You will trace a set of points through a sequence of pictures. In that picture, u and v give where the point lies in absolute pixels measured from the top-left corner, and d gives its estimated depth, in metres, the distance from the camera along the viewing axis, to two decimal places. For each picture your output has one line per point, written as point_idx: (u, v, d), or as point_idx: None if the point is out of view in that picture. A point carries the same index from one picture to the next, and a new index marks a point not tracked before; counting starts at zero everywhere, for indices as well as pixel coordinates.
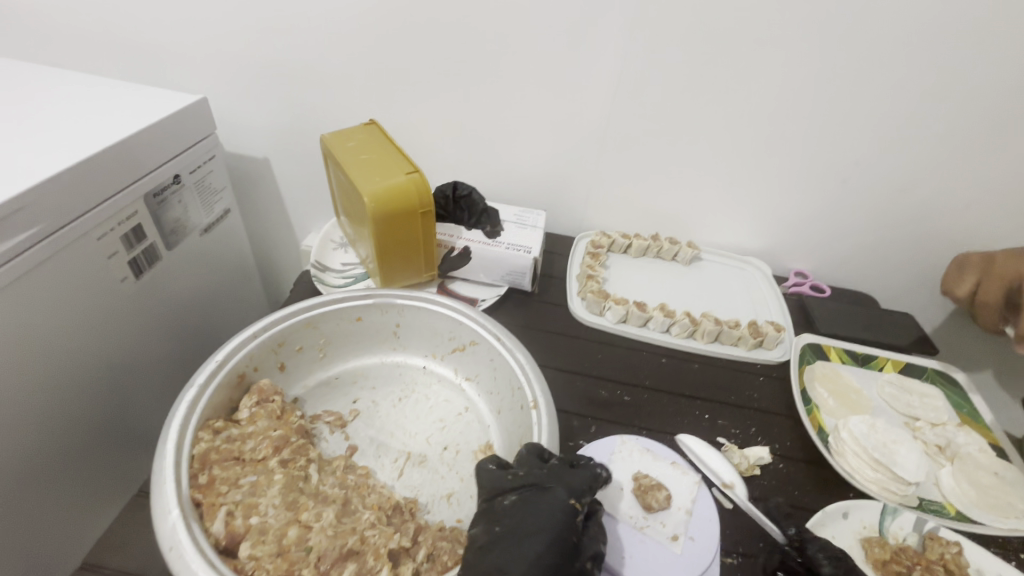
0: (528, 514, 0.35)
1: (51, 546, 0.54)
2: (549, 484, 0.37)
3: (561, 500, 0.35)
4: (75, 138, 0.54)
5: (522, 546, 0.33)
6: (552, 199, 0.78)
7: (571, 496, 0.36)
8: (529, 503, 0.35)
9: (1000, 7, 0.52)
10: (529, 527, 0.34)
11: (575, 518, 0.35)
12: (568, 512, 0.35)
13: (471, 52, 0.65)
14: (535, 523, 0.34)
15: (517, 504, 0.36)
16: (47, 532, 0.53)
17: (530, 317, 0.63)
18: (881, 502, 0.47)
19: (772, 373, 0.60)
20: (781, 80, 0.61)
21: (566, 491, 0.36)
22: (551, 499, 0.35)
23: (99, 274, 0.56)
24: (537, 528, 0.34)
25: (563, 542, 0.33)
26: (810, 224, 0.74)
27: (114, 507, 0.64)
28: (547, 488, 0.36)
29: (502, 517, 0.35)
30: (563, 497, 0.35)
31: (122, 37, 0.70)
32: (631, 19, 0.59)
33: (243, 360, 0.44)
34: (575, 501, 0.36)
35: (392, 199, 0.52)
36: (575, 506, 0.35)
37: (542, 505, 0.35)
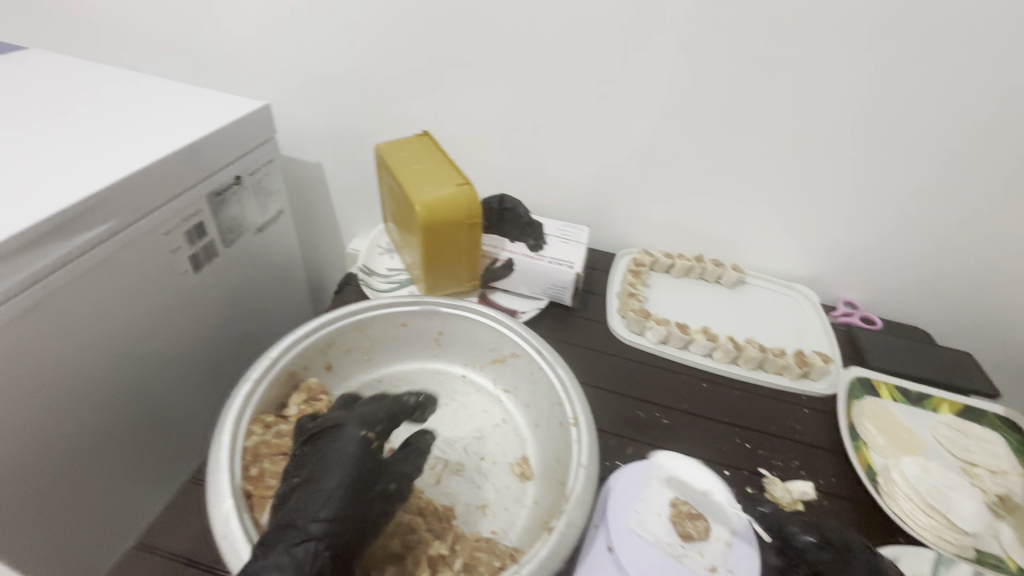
0: (313, 466, 0.36)
1: (106, 522, 0.58)
2: (341, 424, 0.38)
3: (353, 437, 0.37)
4: (151, 139, 0.58)
5: (315, 493, 0.34)
6: (595, 215, 0.78)
7: (362, 429, 0.38)
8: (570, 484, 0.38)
9: None
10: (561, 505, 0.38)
11: (367, 448, 0.37)
12: (356, 445, 0.36)
13: (524, 68, 0.66)
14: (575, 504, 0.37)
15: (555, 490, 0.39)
16: (101, 509, 0.57)
17: (569, 331, 0.63)
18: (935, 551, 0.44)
19: (818, 405, 0.58)
20: (840, 104, 0.59)
21: (358, 425, 0.38)
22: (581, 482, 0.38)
23: (162, 267, 0.59)
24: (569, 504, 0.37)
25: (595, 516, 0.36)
26: (864, 253, 0.71)
27: (167, 489, 0.68)
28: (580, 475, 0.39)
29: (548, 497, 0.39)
30: (353, 434, 0.37)
31: (196, 45, 0.74)
32: (686, 39, 0.59)
33: (294, 359, 0.46)
34: (368, 434, 0.38)
35: (442, 208, 0.53)
36: (365, 439, 0.37)
37: (330, 456, 0.36)
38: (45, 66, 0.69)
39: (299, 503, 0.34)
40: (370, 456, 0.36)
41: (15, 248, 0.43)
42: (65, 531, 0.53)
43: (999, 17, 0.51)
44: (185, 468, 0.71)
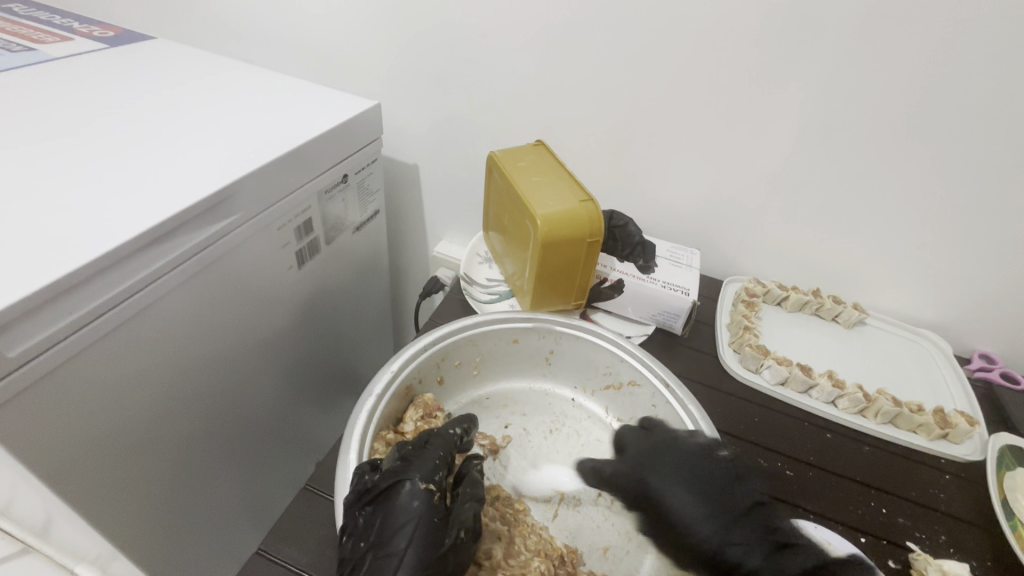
0: (378, 527, 0.32)
1: (205, 507, 0.60)
2: (402, 476, 0.34)
3: (414, 491, 0.33)
4: (273, 135, 0.58)
5: (388, 557, 0.31)
6: (701, 238, 0.73)
7: (424, 481, 0.34)
8: (673, 470, 0.38)
9: None
10: (678, 478, 0.37)
11: (433, 503, 0.33)
12: (422, 501, 0.33)
13: (648, 81, 0.63)
14: (683, 499, 0.36)
15: (668, 486, 0.37)
16: (202, 494, 0.59)
17: (678, 362, 0.59)
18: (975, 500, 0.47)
19: (961, 472, 0.52)
20: (1018, 137, 0.53)
21: (418, 476, 0.34)
22: (666, 470, 0.38)
23: (273, 261, 0.60)
24: (683, 489, 0.36)
25: (700, 480, 0.36)
26: (1012, 304, 0.63)
27: (260, 479, 0.69)
28: (654, 474, 0.38)
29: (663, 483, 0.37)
30: (414, 489, 0.33)
31: (312, 42, 0.75)
32: (840, 58, 0.54)
33: (411, 372, 0.44)
34: (430, 485, 0.34)
35: (564, 224, 0.51)
36: (429, 492, 0.34)
37: (396, 518, 0.32)
38: (175, 58, 0.72)
39: (376, 570, 0.31)
40: (435, 510, 0.33)
41: (152, 241, 0.44)
42: (169, 514, 0.55)
43: None
44: (278, 459, 0.72)
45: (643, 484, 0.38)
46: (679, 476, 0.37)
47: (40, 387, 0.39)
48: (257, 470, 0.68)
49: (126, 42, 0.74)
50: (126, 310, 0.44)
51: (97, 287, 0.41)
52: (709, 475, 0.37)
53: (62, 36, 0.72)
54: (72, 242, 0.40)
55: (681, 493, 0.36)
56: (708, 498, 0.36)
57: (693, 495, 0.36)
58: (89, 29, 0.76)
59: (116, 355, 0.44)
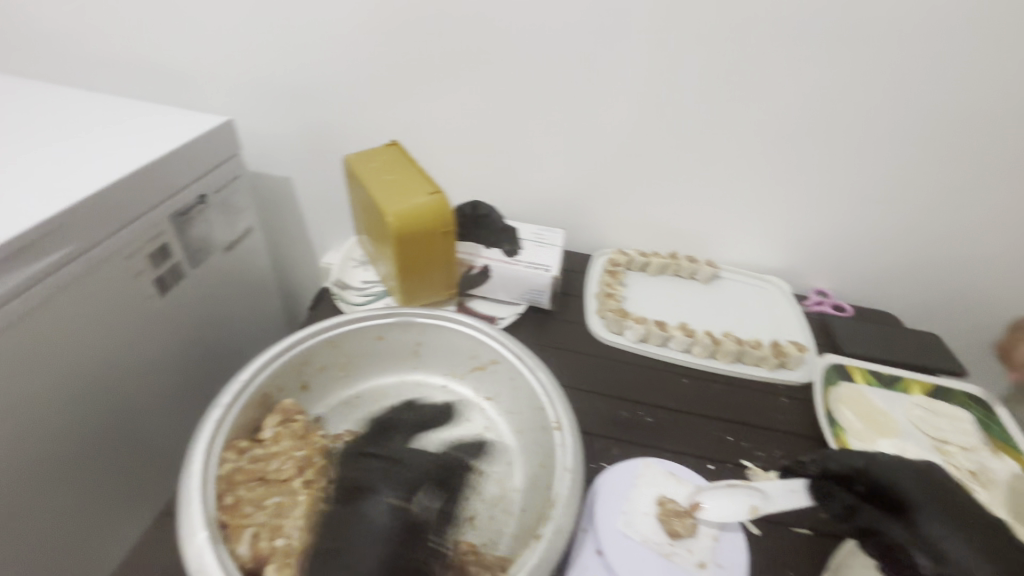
0: None
1: (72, 554, 0.56)
2: None
3: None
4: (109, 160, 0.56)
5: None
6: (569, 218, 0.78)
7: None
8: (941, 496, 0.38)
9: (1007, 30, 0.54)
10: (924, 496, 0.38)
11: None
12: None
13: (493, 73, 0.66)
14: (943, 516, 0.37)
15: (923, 499, 0.38)
16: (71, 538, 0.56)
17: (549, 336, 0.63)
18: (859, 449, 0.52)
19: (796, 394, 0.59)
20: (805, 95, 0.61)
21: None
22: (943, 498, 0.38)
23: (127, 291, 0.57)
24: (937, 514, 0.37)
25: (928, 499, 0.38)
26: (831, 244, 0.73)
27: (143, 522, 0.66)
28: (896, 478, 0.40)
29: (930, 506, 0.38)
30: None
31: (154, 63, 0.72)
32: (653, 38, 0.60)
33: (266, 381, 0.44)
34: None
35: (415, 218, 0.53)
36: None
37: None
38: None
39: None
40: None
41: None
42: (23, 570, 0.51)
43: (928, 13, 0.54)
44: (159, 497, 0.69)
45: (891, 486, 0.39)
46: (929, 492, 0.38)
47: None
48: (138, 507, 0.65)
49: None
50: None
51: None
52: (950, 498, 0.38)
53: None
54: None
55: (933, 509, 0.38)
56: (954, 519, 0.37)
57: (953, 517, 0.37)
58: None
59: None
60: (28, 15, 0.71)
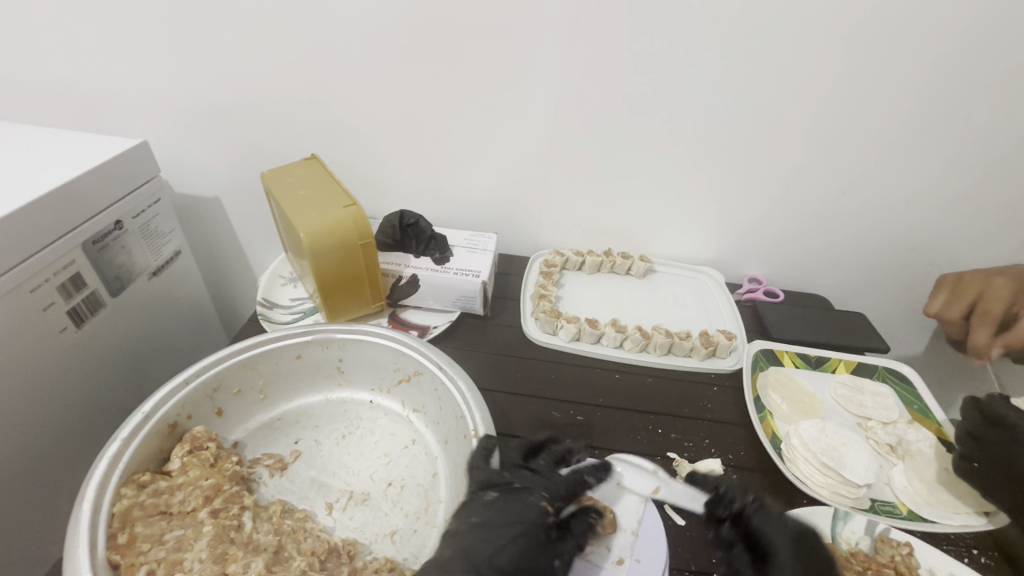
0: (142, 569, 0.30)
1: None
2: None
3: None
4: (7, 189, 0.54)
5: None
6: (505, 221, 0.79)
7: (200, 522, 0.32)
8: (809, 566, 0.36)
9: (898, 21, 0.55)
10: (784, 562, 0.37)
11: None
12: None
13: (414, 81, 0.66)
14: None
15: (786, 562, 0.37)
16: None
17: (483, 341, 0.63)
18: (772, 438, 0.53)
19: (726, 382, 0.60)
20: (719, 88, 0.62)
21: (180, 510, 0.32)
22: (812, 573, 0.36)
23: (36, 325, 0.55)
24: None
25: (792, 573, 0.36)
26: (760, 233, 0.75)
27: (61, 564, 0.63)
28: (768, 531, 0.39)
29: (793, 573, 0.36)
30: None
31: (64, 89, 0.70)
32: (566, 39, 0.61)
33: (174, 409, 0.43)
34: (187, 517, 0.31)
35: (329, 232, 0.52)
36: None
37: None
38: None
39: None
40: None
41: None
42: None
43: (827, 9, 0.55)
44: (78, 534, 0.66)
45: (760, 534, 0.39)
46: (801, 557, 0.37)
47: None
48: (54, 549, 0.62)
49: None
50: None
51: None
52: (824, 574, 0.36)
53: None
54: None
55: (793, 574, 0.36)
56: None
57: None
58: None
59: None
60: None
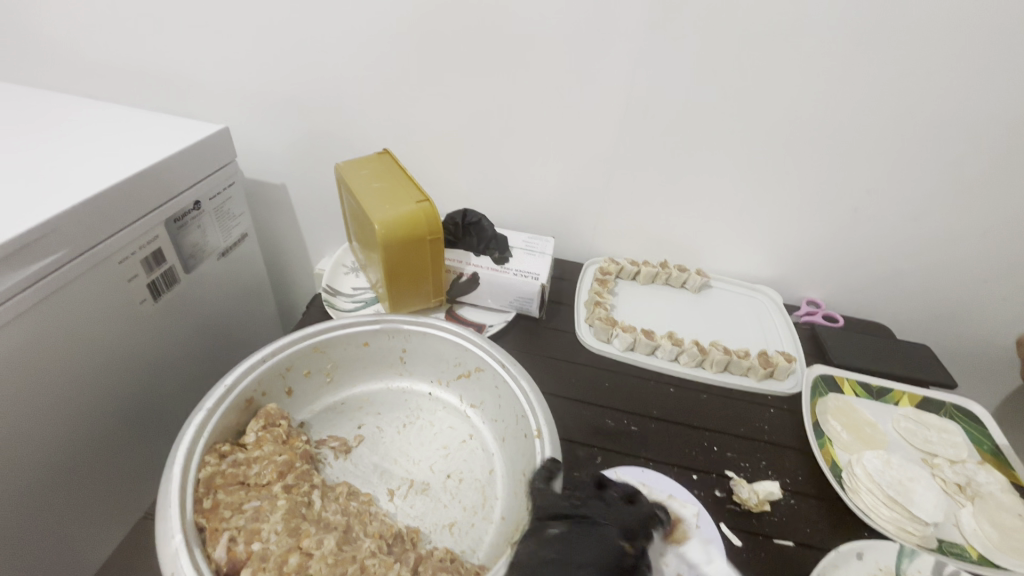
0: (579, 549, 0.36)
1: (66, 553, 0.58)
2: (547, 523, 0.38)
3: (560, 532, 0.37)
4: (105, 165, 0.57)
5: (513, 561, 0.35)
6: (562, 226, 0.79)
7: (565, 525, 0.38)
8: None
9: (992, 45, 0.54)
10: None
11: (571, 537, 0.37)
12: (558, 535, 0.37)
13: (484, 81, 0.67)
14: None
15: None
16: (62, 541, 0.57)
17: (537, 343, 0.63)
18: (832, 468, 0.52)
19: (783, 405, 0.59)
20: (793, 104, 0.61)
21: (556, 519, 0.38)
22: None
23: (119, 295, 0.58)
24: None
25: None
26: (823, 255, 0.74)
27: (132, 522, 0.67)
28: None
29: None
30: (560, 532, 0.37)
31: (152, 73, 0.74)
32: (640, 47, 0.61)
33: (251, 385, 0.45)
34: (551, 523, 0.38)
35: (402, 225, 0.53)
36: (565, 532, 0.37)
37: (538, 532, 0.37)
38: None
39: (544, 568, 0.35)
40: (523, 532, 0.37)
41: None
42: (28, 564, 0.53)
43: (914, 30, 0.54)
44: (142, 498, 0.69)
45: None
46: None
47: None
48: (123, 511, 0.66)
49: None
50: None
51: None
52: None
53: None
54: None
55: None
56: None
57: None
58: None
59: None
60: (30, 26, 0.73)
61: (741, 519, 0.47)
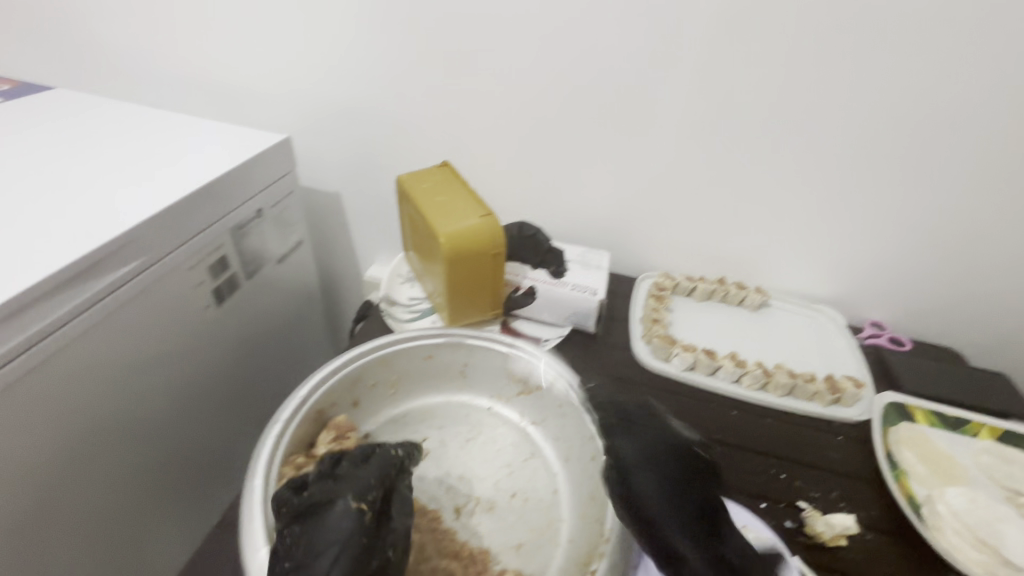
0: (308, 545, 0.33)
1: (132, 551, 0.60)
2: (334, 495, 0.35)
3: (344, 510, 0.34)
4: (178, 174, 0.59)
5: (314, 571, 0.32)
6: (615, 240, 0.78)
7: (355, 499, 0.35)
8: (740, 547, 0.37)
9: None
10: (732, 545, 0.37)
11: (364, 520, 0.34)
12: (351, 519, 0.34)
13: (542, 94, 0.67)
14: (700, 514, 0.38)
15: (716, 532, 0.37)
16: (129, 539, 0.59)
17: (594, 360, 0.62)
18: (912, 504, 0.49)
19: (853, 433, 0.57)
20: (865, 120, 0.59)
21: (350, 495, 0.35)
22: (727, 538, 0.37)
23: (186, 301, 0.59)
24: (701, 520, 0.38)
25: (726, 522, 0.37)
26: (891, 275, 0.70)
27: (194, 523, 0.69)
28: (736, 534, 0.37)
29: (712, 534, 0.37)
30: (344, 506, 0.34)
31: (219, 84, 0.77)
32: (704, 62, 0.60)
33: (322, 397, 0.46)
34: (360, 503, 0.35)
35: (465, 239, 0.53)
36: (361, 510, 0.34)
37: (322, 536, 0.33)
38: (75, 106, 0.72)
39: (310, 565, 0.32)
40: (363, 527, 0.34)
41: (43, 293, 0.44)
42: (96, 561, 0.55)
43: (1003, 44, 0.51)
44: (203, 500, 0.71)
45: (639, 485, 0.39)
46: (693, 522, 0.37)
47: None
48: (188, 512, 0.67)
49: (22, 96, 0.74)
50: (20, 364, 0.44)
51: None
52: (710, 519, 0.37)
53: None
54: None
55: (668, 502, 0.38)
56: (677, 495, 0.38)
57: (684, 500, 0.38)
58: None
59: (9, 410, 0.44)
60: (109, 39, 0.77)
61: (814, 553, 0.45)
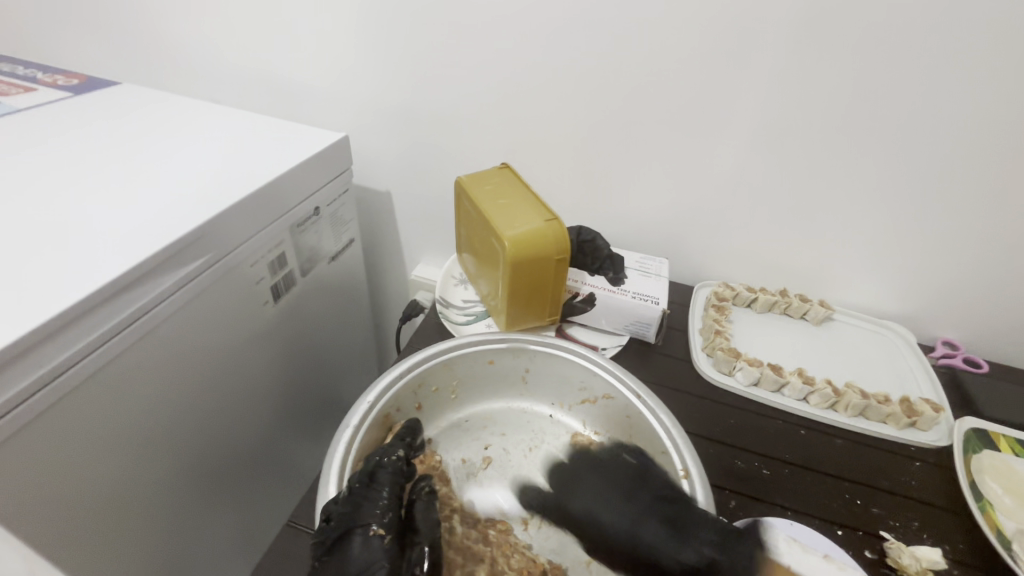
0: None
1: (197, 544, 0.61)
2: (354, 523, 0.35)
3: (366, 538, 0.35)
4: (242, 172, 0.60)
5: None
6: (671, 247, 0.76)
7: (377, 525, 0.35)
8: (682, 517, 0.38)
9: None
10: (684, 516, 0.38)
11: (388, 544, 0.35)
12: (375, 546, 0.34)
13: (604, 97, 0.65)
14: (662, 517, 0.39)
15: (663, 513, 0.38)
16: (194, 532, 0.60)
17: (653, 371, 0.60)
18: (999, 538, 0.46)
19: (931, 458, 0.54)
20: (952, 130, 0.56)
21: (372, 521, 0.36)
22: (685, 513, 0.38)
23: (248, 297, 0.60)
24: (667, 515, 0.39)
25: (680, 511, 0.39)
26: (968, 293, 0.66)
27: (251, 516, 0.70)
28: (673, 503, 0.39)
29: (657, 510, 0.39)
30: (367, 534, 0.35)
31: (277, 81, 0.77)
32: (779, 66, 0.57)
33: (388, 401, 0.45)
34: (382, 529, 0.35)
35: (530, 243, 0.52)
36: (382, 536, 0.35)
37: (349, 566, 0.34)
38: (140, 101, 0.73)
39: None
40: (389, 554, 0.34)
41: (121, 288, 0.45)
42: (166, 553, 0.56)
43: None
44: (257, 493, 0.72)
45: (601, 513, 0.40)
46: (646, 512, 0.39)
47: (30, 432, 0.40)
48: (246, 506, 0.68)
49: (90, 90, 0.76)
50: (99, 359, 0.44)
51: (70, 336, 0.42)
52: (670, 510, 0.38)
53: (26, 87, 0.74)
54: (19, 306, 0.40)
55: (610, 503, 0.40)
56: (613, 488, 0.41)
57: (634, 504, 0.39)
58: (53, 77, 0.78)
59: (88, 404, 0.44)
60: (173, 35, 0.78)
61: None
